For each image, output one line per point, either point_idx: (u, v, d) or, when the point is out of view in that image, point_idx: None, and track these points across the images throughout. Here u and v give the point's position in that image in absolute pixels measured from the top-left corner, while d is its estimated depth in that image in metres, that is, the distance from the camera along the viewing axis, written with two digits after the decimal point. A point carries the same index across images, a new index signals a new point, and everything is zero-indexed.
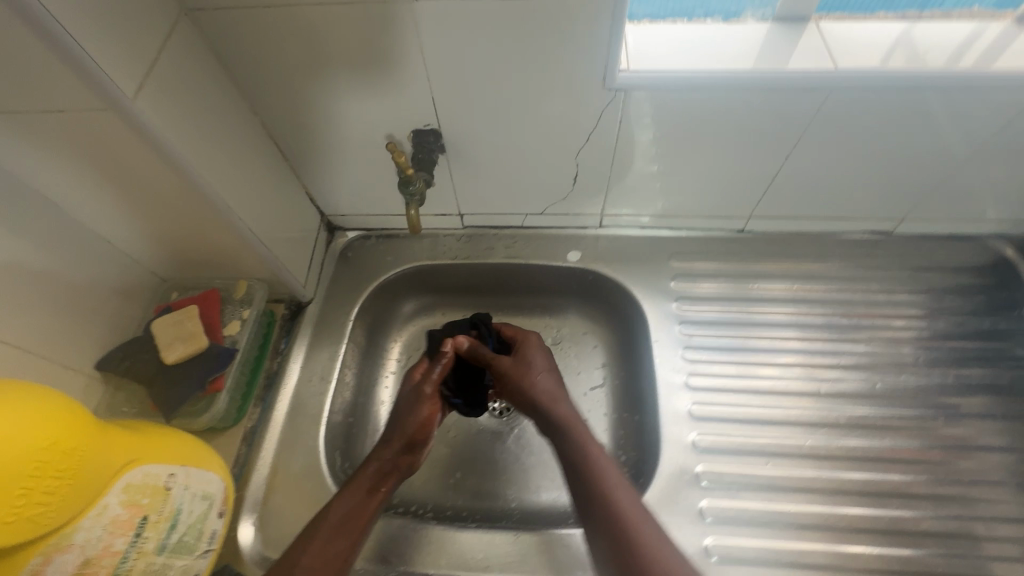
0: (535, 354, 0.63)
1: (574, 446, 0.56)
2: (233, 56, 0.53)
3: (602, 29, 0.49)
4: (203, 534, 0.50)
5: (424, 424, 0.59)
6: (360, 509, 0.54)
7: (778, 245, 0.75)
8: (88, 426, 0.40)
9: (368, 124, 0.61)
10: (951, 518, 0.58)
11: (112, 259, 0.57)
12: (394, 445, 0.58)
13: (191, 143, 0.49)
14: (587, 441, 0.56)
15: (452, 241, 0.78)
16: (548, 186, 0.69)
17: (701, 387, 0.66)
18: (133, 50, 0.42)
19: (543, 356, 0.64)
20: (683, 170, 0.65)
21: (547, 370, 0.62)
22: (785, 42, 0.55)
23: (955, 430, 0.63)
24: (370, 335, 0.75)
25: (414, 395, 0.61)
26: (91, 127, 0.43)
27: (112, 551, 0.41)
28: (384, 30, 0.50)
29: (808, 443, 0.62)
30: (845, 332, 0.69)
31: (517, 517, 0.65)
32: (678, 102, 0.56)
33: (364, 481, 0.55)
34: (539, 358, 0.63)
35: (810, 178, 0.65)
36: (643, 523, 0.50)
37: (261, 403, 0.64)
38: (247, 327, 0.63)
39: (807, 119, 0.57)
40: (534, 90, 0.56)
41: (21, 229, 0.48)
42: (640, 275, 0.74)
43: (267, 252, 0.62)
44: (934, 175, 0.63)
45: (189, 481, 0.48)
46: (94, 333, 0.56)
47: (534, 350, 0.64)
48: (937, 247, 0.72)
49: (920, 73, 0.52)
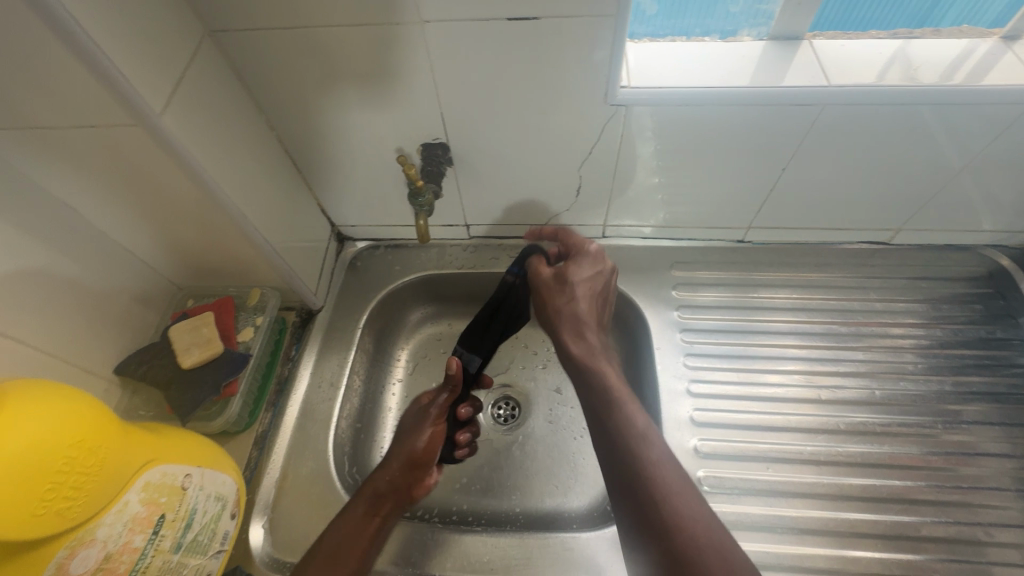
0: (597, 284, 0.63)
1: (594, 374, 0.56)
2: (252, 73, 0.55)
3: (603, 47, 0.52)
4: (217, 534, 0.51)
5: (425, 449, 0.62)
6: (356, 530, 0.55)
7: (777, 255, 0.76)
8: (112, 425, 0.41)
9: (378, 138, 0.63)
10: (952, 524, 0.59)
11: (131, 267, 0.59)
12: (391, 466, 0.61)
13: (212, 155, 0.51)
14: (602, 373, 0.55)
15: (458, 251, 0.80)
16: (553, 197, 0.71)
17: (703, 393, 0.67)
18: (161, 69, 0.45)
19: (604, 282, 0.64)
20: (684, 182, 0.68)
21: (592, 293, 0.62)
22: (780, 59, 0.57)
23: (955, 436, 0.64)
24: (377, 343, 0.77)
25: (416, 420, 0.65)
26: (117, 141, 0.45)
27: (132, 547, 0.42)
28: (394, 48, 0.53)
29: (808, 448, 0.63)
30: (845, 340, 0.71)
31: (522, 522, 0.66)
32: (677, 117, 0.58)
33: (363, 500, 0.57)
34: (599, 280, 0.63)
35: (807, 190, 0.67)
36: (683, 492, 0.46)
37: (272, 408, 0.66)
38: (259, 333, 0.64)
39: (801, 133, 0.59)
40: (538, 105, 0.58)
41: (47, 237, 0.50)
42: (642, 284, 0.76)
43: (281, 262, 0.64)
44: (929, 187, 0.65)
45: (204, 482, 0.50)
46: (112, 338, 0.58)
47: (599, 279, 0.63)
48: (932, 257, 0.74)
49: (910, 88, 0.54)
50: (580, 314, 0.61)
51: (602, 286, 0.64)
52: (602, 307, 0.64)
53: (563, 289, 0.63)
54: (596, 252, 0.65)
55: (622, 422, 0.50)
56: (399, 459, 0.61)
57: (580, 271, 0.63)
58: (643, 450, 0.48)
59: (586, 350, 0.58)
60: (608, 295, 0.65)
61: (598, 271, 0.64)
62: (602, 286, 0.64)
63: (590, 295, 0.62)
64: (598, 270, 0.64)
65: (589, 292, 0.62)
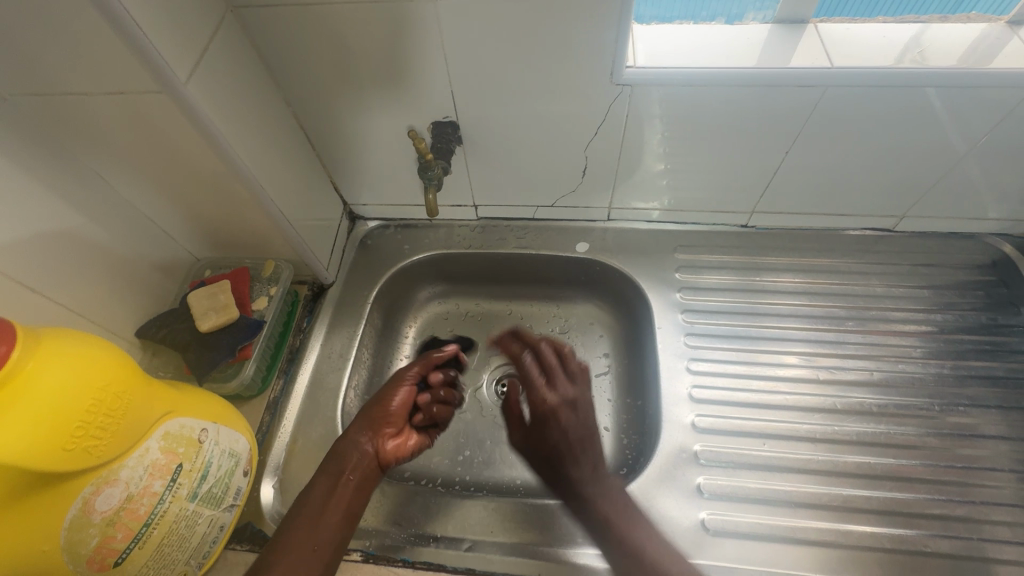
0: (568, 425, 0.60)
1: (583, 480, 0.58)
2: (271, 50, 0.58)
3: (611, 26, 0.53)
4: (230, 489, 0.53)
5: (397, 411, 0.61)
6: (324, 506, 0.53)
7: (781, 240, 0.77)
8: (136, 376, 0.44)
9: (391, 116, 0.65)
10: (946, 501, 0.60)
11: (153, 235, 0.62)
12: (372, 433, 0.59)
13: (232, 126, 0.53)
14: (598, 508, 0.56)
15: (466, 231, 0.82)
16: (560, 178, 0.73)
17: (703, 371, 0.68)
18: (186, 41, 0.47)
19: (587, 400, 0.63)
20: (688, 166, 0.69)
21: (588, 405, 0.62)
22: (785, 42, 0.58)
23: (953, 418, 0.65)
24: (386, 319, 0.80)
25: (393, 382, 0.64)
26: (144, 109, 0.48)
27: (151, 491, 0.44)
28: (408, 27, 0.54)
29: (805, 426, 0.64)
30: (846, 323, 0.72)
31: (522, 491, 0.68)
32: (682, 98, 0.59)
33: (335, 476, 0.56)
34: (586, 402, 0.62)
35: (811, 174, 0.68)
36: (675, 555, 0.53)
37: (284, 375, 0.68)
38: (273, 303, 0.66)
39: (806, 114, 0.60)
40: (546, 84, 0.59)
41: (76, 201, 0.53)
42: (646, 266, 0.77)
43: (295, 234, 0.66)
44: (933, 172, 0.65)
45: (219, 438, 0.52)
46: (134, 302, 0.61)
47: (568, 417, 0.60)
48: (936, 244, 0.75)
49: (913, 70, 0.55)
50: (558, 469, 0.59)
51: (569, 404, 0.61)
52: (586, 441, 0.60)
53: (536, 419, 0.61)
54: (579, 370, 0.64)
55: (612, 507, 0.56)
56: (377, 427, 0.60)
57: (560, 408, 0.61)
58: (633, 526, 0.54)
59: (577, 482, 0.58)
60: (590, 420, 0.62)
61: (563, 407, 0.61)
62: (571, 400, 0.62)
63: (565, 436, 0.60)
64: (567, 404, 0.61)
65: (569, 428, 0.60)
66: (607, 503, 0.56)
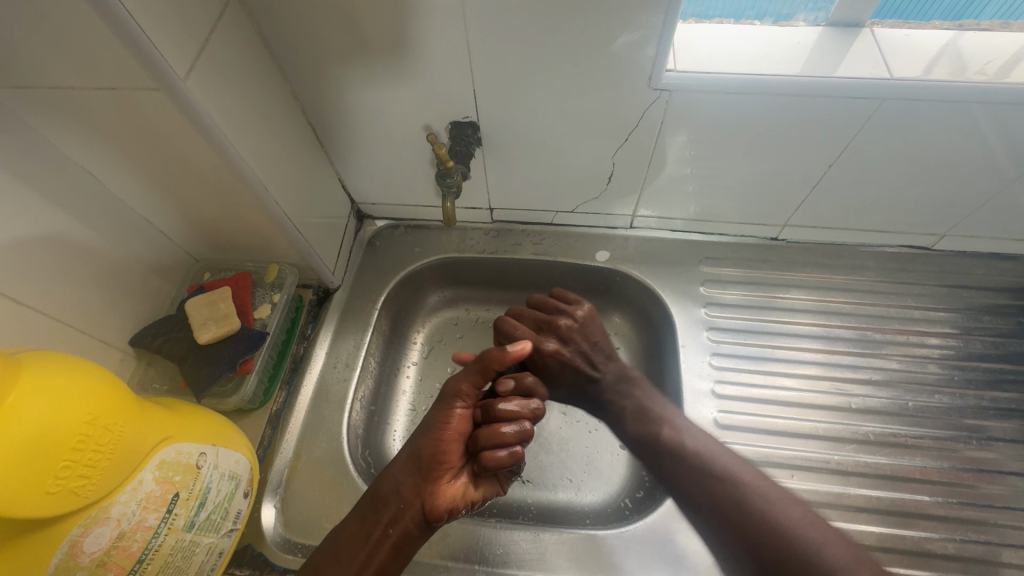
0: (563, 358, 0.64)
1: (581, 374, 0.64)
2: (279, 39, 0.53)
3: (653, 26, 0.48)
4: (230, 513, 0.50)
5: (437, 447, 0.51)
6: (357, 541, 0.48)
7: (810, 255, 0.74)
8: (129, 403, 0.40)
9: (407, 114, 0.60)
10: (976, 543, 0.57)
11: (149, 237, 0.58)
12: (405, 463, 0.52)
13: (234, 124, 0.49)
14: (626, 405, 0.61)
15: (480, 235, 0.78)
16: (584, 184, 0.68)
17: (727, 395, 0.65)
18: (186, 31, 0.42)
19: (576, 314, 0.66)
20: (721, 175, 0.65)
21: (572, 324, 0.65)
22: (837, 47, 0.54)
23: (986, 454, 0.62)
24: (394, 325, 0.76)
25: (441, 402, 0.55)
26: (140, 106, 0.43)
27: (146, 525, 0.41)
28: (430, 19, 0.49)
29: (833, 457, 0.62)
30: (877, 347, 0.68)
31: (533, 513, 0.65)
32: (721, 106, 0.55)
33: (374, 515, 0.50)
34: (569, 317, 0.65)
35: (853, 189, 0.64)
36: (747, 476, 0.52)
37: (287, 386, 0.65)
38: (277, 311, 0.63)
39: (852, 127, 0.56)
40: (577, 85, 0.55)
41: (65, 201, 0.48)
42: (670, 278, 0.73)
43: (300, 238, 0.62)
44: (982, 192, 0.61)
45: (218, 461, 0.49)
46: (128, 309, 0.57)
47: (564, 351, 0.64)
48: (974, 265, 0.72)
49: (977, 85, 0.50)
50: (586, 388, 0.64)
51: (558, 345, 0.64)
52: (592, 351, 0.64)
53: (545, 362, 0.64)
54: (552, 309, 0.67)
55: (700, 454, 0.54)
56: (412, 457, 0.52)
57: (561, 354, 0.64)
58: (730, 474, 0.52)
59: (602, 388, 0.63)
60: (599, 337, 0.65)
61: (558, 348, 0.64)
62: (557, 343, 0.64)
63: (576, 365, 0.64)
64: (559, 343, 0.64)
65: (576, 362, 0.64)
66: (631, 402, 0.61)
